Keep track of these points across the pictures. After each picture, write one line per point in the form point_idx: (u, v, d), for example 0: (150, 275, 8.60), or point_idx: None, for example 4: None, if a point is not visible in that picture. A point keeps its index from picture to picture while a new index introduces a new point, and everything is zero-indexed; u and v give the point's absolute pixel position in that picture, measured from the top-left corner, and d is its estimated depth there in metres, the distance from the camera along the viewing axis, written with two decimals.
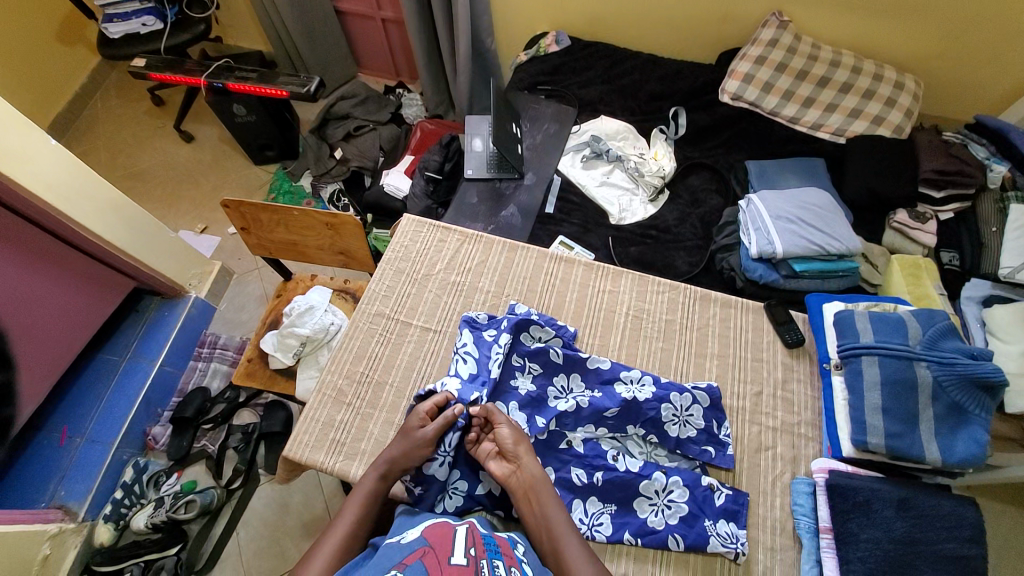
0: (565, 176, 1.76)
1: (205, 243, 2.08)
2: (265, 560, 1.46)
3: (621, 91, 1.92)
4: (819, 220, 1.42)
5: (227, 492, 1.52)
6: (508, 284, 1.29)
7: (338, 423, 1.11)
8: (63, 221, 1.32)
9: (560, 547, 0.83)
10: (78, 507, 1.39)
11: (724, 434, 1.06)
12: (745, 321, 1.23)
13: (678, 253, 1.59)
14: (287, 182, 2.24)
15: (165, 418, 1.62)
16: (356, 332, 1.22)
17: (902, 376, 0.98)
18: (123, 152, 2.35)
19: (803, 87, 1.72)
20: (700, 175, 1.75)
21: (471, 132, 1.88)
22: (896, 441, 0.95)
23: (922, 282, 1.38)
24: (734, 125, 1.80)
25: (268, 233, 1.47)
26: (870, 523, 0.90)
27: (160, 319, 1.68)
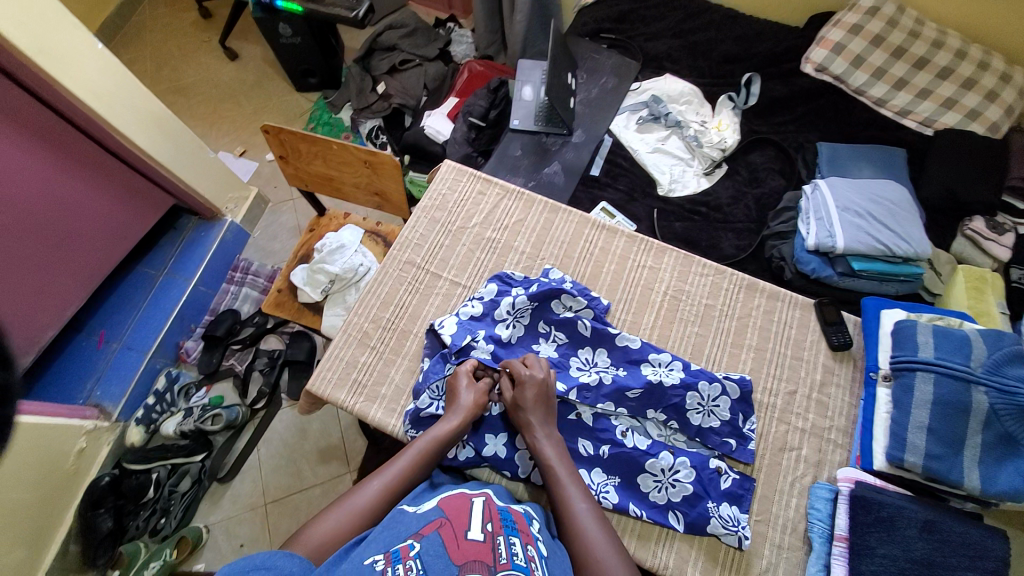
0: (617, 137, 1.65)
1: (243, 167, 2.07)
2: (282, 477, 1.55)
3: (691, 48, 1.75)
4: (889, 217, 1.30)
5: (251, 411, 1.60)
6: (545, 246, 1.25)
7: (360, 364, 1.12)
8: (105, 127, 1.30)
9: (556, 487, 0.86)
10: (113, 408, 1.48)
11: (748, 428, 1.03)
12: (791, 316, 1.16)
13: (725, 234, 1.49)
14: (327, 113, 2.19)
15: (197, 333, 1.69)
16: (386, 277, 1.21)
17: (957, 399, 0.92)
18: (169, 63, 2.32)
19: (897, 66, 1.54)
20: (764, 153, 1.61)
21: (522, 79, 1.77)
22: (935, 463, 0.90)
23: (984, 298, 1.26)
24: (811, 101, 1.64)
25: (306, 164, 1.44)
26: (889, 539, 0.87)
27: (196, 238, 1.71)
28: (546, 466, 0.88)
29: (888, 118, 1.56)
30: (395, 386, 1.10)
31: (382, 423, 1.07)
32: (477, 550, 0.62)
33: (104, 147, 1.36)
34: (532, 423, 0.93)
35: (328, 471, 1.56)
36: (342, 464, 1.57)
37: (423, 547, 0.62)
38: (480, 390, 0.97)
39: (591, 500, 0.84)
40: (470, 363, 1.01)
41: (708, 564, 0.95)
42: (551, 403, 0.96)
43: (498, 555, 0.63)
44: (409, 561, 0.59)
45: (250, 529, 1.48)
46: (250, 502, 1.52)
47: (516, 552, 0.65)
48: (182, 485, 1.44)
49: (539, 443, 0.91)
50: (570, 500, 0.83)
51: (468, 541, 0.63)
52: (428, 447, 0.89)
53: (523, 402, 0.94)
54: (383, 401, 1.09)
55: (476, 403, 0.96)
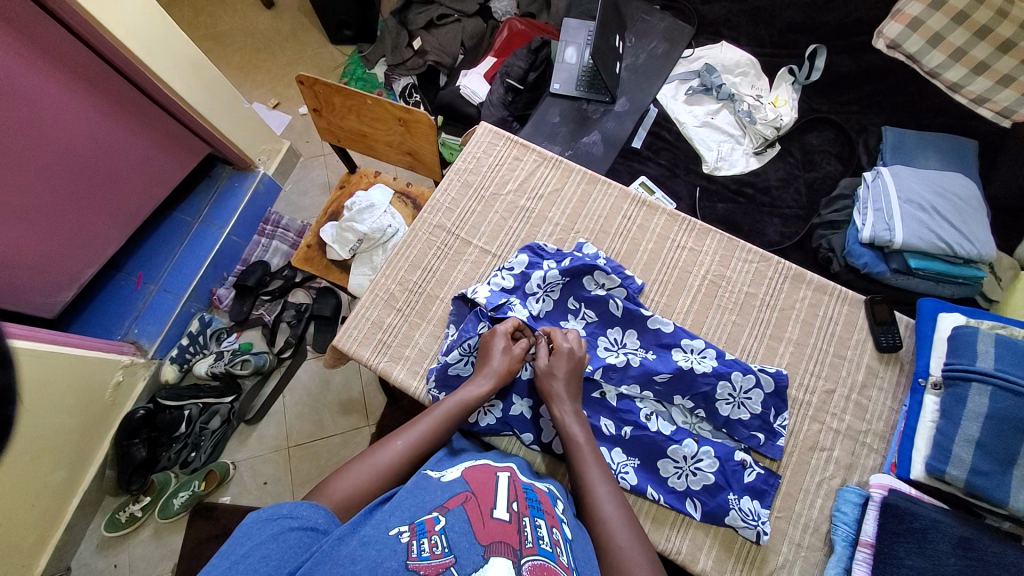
0: (663, 108, 1.55)
1: (276, 119, 2.05)
2: (304, 426, 1.59)
3: (752, 14, 1.61)
4: (958, 213, 1.19)
5: (278, 359, 1.63)
6: (580, 219, 1.19)
7: (386, 325, 1.12)
8: (142, 70, 1.28)
9: (579, 467, 0.84)
10: (149, 345, 1.54)
11: (779, 424, 0.99)
12: (837, 312, 1.09)
13: (771, 219, 1.41)
14: (361, 68, 2.12)
15: (229, 282, 1.71)
16: (415, 239, 1.19)
17: (1014, 414, 0.85)
18: (207, 9, 2.28)
19: (979, 48, 1.38)
20: (822, 134, 1.49)
21: (566, 40, 1.67)
22: (980, 480, 0.85)
23: None
24: (882, 79, 1.49)
25: (340, 119, 1.40)
26: (919, 552, 0.84)
27: (230, 188, 1.72)
28: (571, 447, 0.86)
29: (962, 105, 1.43)
30: (418, 349, 1.10)
31: (405, 384, 1.07)
32: (503, 530, 0.61)
33: (141, 91, 1.34)
34: (560, 397, 0.91)
35: (348, 422, 1.60)
36: (362, 417, 1.60)
37: (449, 523, 0.61)
38: (513, 355, 0.95)
39: (613, 485, 0.82)
40: (511, 322, 0.99)
41: (722, 554, 0.93)
42: (580, 379, 0.94)
43: (524, 538, 0.62)
44: (434, 536, 0.59)
45: (274, 468, 1.54)
46: (275, 444, 1.57)
47: (541, 536, 0.64)
48: (212, 424, 1.50)
49: (562, 421, 0.88)
50: (593, 484, 0.81)
51: (493, 521, 0.62)
52: (451, 412, 0.87)
53: (552, 378, 0.92)
54: (407, 363, 1.09)
55: (507, 369, 0.93)
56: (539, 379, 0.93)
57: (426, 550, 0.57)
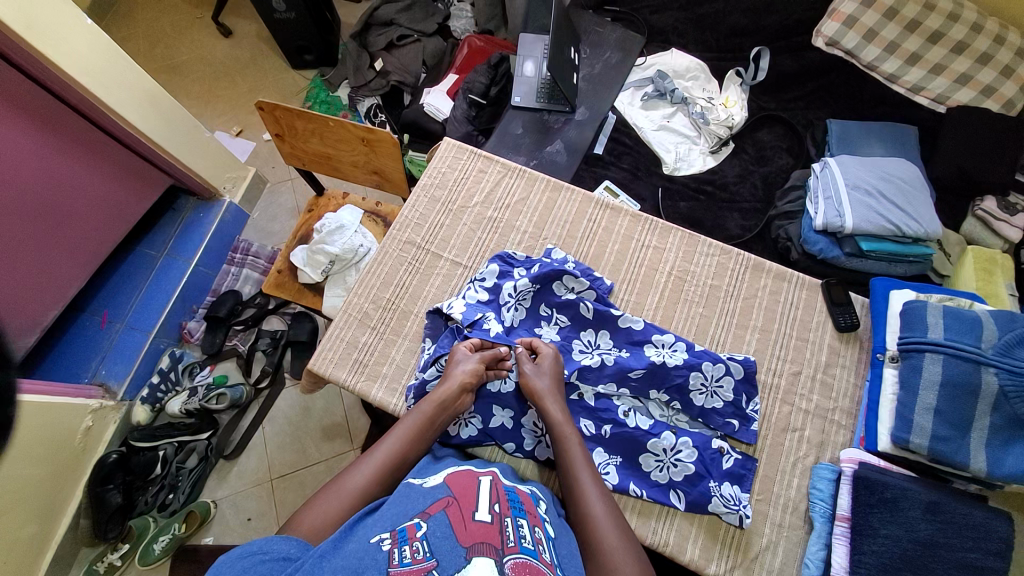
0: (621, 114, 1.61)
1: (241, 147, 2.03)
2: (287, 455, 1.56)
3: (698, 21, 1.69)
4: (900, 196, 1.27)
5: (255, 390, 1.60)
6: (547, 225, 1.22)
7: (361, 344, 1.11)
8: (98, 106, 1.27)
9: (568, 471, 0.84)
10: (118, 387, 1.48)
11: (751, 409, 1.02)
12: (797, 297, 1.14)
13: (731, 214, 1.47)
14: (324, 92, 2.14)
15: (199, 314, 1.68)
16: (386, 257, 1.19)
17: (965, 380, 0.91)
18: (162, 41, 2.26)
19: (910, 40, 1.48)
20: (772, 130, 1.57)
21: (523, 54, 1.72)
22: (941, 445, 0.89)
23: (993, 279, 1.22)
24: (822, 76, 1.59)
25: (303, 142, 1.41)
26: (892, 520, 0.87)
27: (195, 219, 1.70)
28: (560, 451, 0.86)
29: (900, 94, 1.52)
30: (396, 366, 1.09)
31: (384, 403, 1.07)
32: (485, 532, 0.62)
33: (99, 126, 1.33)
34: (546, 393, 0.91)
35: (332, 448, 1.57)
36: (346, 442, 1.58)
37: (431, 528, 0.61)
38: (479, 362, 0.96)
39: (602, 489, 0.82)
40: (467, 344, 1.00)
41: (709, 542, 0.95)
42: (561, 382, 0.96)
43: (506, 537, 0.63)
44: (415, 543, 0.59)
45: (257, 503, 1.50)
46: (257, 477, 1.54)
47: (523, 534, 0.65)
48: (189, 462, 1.45)
49: (556, 420, 0.89)
50: (584, 488, 0.81)
51: (475, 523, 0.63)
52: (421, 424, 0.88)
53: (533, 383, 0.92)
54: (385, 381, 1.08)
55: (475, 377, 0.94)
56: (524, 382, 0.93)
57: (407, 556, 0.58)
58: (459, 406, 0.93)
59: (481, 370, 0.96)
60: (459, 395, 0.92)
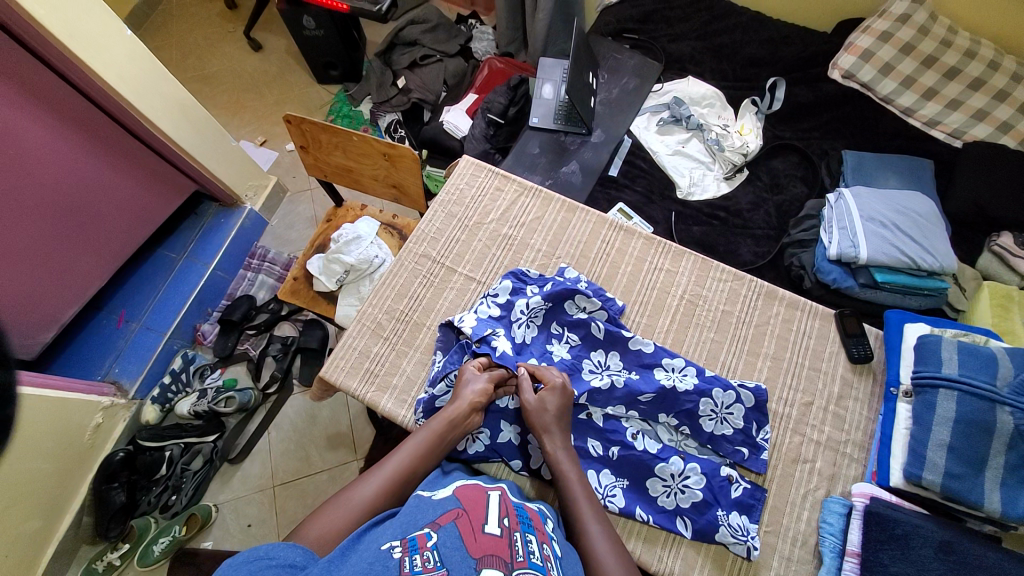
0: (636, 138, 1.64)
1: (264, 156, 2.09)
2: (290, 462, 1.56)
3: (715, 51, 1.73)
4: (916, 229, 1.27)
5: (264, 395, 1.61)
6: (561, 245, 1.24)
7: (373, 354, 1.13)
8: (132, 113, 1.33)
9: (570, 502, 0.84)
10: (130, 386, 1.51)
11: (761, 438, 1.01)
12: (810, 326, 1.14)
13: (744, 241, 1.47)
14: (347, 106, 2.20)
15: (214, 317, 1.71)
16: (401, 269, 1.21)
17: (980, 417, 0.89)
18: (195, 53, 2.35)
19: (927, 75, 1.50)
20: (787, 159, 1.59)
21: (543, 77, 1.76)
22: (955, 483, 0.88)
23: (1010, 316, 1.20)
24: (837, 108, 1.61)
25: (326, 154, 1.45)
26: (904, 559, 0.85)
27: (217, 224, 1.74)
28: (562, 482, 0.86)
29: (917, 127, 1.54)
30: (406, 378, 1.10)
31: (393, 414, 1.07)
32: (495, 545, 0.62)
33: (132, 133, 1.39)
34: (549, 431, 0.91)
35: (336, 457, 1.57)
36: (350, 452, 1.58)
37: (441, 539, 0.62)
38: (487, 382, 0.96)
39: (604, 520, 0.82)
40: (478, 361, 1.00)
41: (714, 573, 0.93)
42: (568, 413, 0.94)
43: (515, 551, 0.63)
44: (426, 553, 0.59)
45: (258, 510, 1.50)
46: (259, 483, 1.54)
47: (532, 550, 0.65)
48: (194, 464, 1.47)
49: (556, 456, 0.88)
50: (585, 519, 0.81)
51: (485, 535, 0.63)
52: (430, 441, 0.88)
53: (535, 413, 0.92)
54: (394, 392, 1.09)
55: (484, 398, 0.94)
56: (529, 414, 0.92)
57: (418, 565, 0.58)
58: (470, 424, 0.93)
59: (489, 391, 0.96)
60: (468, 414, 0.93)
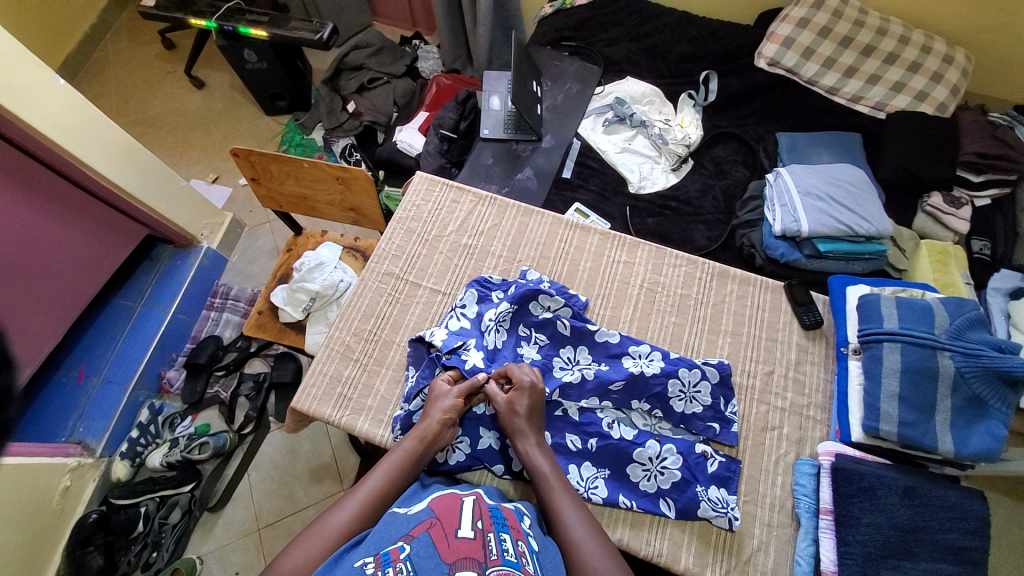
0: (585, 140, 1.70)
1: (217, 193, 2.06)
2: (275, 501, 1.52)
3: (649, 50, 1.81)
4: (850, 198, 1.35)
5: (239, 436, 1.57)
6: (521, 249, 1.26)
7: (345, 378, 1.12)
8: (73, 162, 1.29)
9: (549, 496, 0.85)
10: (96, 444, 1.44)
11: (730, 411, 1.05)
12: (763, 300, 1.20)
13: (697, 227, 1.54)
14: (298, 135, 2.19)
15: (179, 362, 1.66)
16: (365, 290, 1.21)
17: (924, 365, 0.95)
18: (135, 96, 2.30)
19: (846, 55, 1.61)
20: (727, 146, 1.67)
21: (489, 90, 1.80)
22: (909, 430, 0.93)
23: (949, 269, 1.31)
24: (767, 94, 1.70)
25: (278, 185, 1.44)
26: (873, 508, 0.90)
27: (173, 267, 1.70)
28: (539, 478, 0.87)
29: (842, 105, 1.63)
30: (380, 398, 1.10)
31: (370, 435, 1.07)
32: (468, 548, 0.63)
33: (75, 182, 1.35)
34: (524, 429, 0.93)
35: (322, 490, 1.54)
36: (336, 483, 1.55)
37: (413, 549, 0.63)
38: (458, 397, 0.96)
39: (584, 510, 0.84)
40: (447, 374, 1.01)
41: (701, 548, 0.96)
42: (540, 406, 0.95)
43: (488, 551, 0.64)
44: (399, 564, 0.60)
45: (245, 556, 1.45)
46: (244, 528, 1.49)
47: (506, 548, 0.67)
48: (172, 518, 1.39)
49: (532, 453, 0.90)
50: (564, 512, 0.83)
51: (458, 540, 0.64)
52: (403, 461, 0.89)
53: (510, 412, 0.93)
54: (370, 414, 1.08)
55: (454, 413, 0.95)
56: (501, 418, 0.94)
57: None
58: (444, 438, 0.94)
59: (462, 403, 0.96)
60: (440, 428, 0.93)
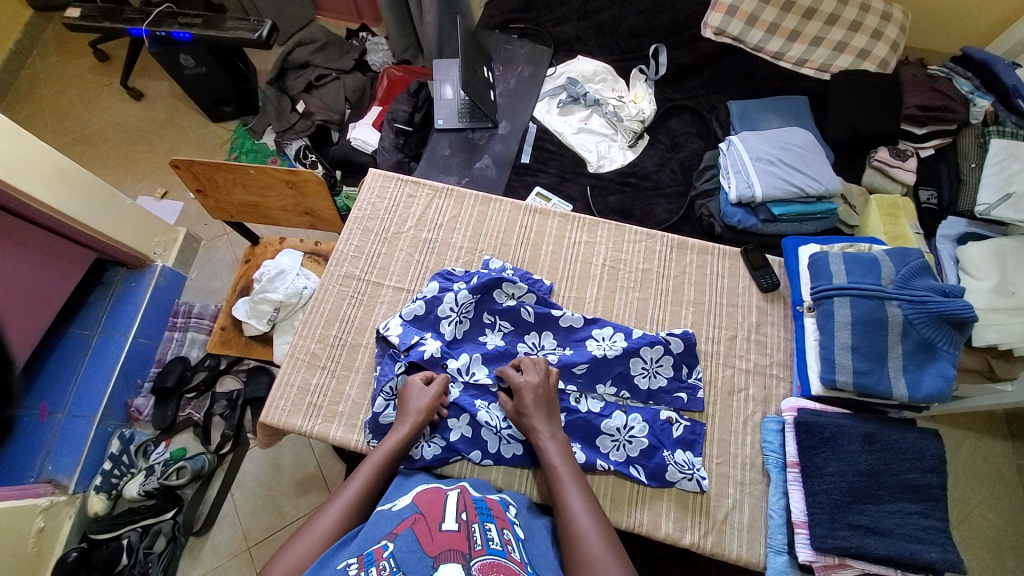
0: (541, 123, 1.69)
1: (167, 208, 1.97)
2: (262, 517, 1.50)
3: (598, 28, 1.80)
4: (800, 161, 1.38)
5: (218, 456, 1.52)
6: (482, 239, 1.26)
7: (313, 387, 1.10)
8: (5, 190, 1.21)
9: (558, 488, 0.85)
10: (68, 480, 1.40)
11: (695, 378, 1.09)
12: (722, 267, 1.23)
13: (657, 201, 1.56)
14: (248, 140, 2.11)
15: (145, 389, 1.60)
16: (327, 294, 1.19)
17: (873, 315, 0.99)
18: (70, 113, 2.17)
19: (788, 19, 1.63)
20: (681, 119, 1.68)
21: (441, 79, 1.76)
22: (863, 379, 0.98)
23: (898, 222, 1.35)
24: (717, 63, 1.72)
25: (227, 195, 1.39)
26: (836, 457, 0.94)
27: (128, 290, 1.62)
28: (549, 471, 0.87)
29: (789, 69, 1.66)
30: (352, 403, 1.09)
31: (345, 441, 1.06)
32: (451, 540, 0.64)
33: (8, 210, 1.27)
34: (535, 418, 0.93)
35: (310, 501, 1.52)
36: (323, 492, 1.53)
37: (397, 546, 0.63)
38: (433, 394, 0.96)
39: (590, 498, 0.83)
40: (420, 373, 1.00)
41: (679, 512, 0.99)
42: (552, 400, 0.95)
43: (473, 542, 0.65)
44: (382, 562, 0.60)
45: None
46: (233, 548, 1.46)
47: (491, 537, 0.68)
48: (156, 546, 1.36)
49: (545, 444, 0.90)
50: (569, 502, 0.82)
51: (442, 533, 0.65)
52: (383, 459, 0.88)
53: (524, 405, 0.94)
54: (343, 419, 1.07)
55: (427, 408, 0.94)
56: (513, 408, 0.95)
57: None
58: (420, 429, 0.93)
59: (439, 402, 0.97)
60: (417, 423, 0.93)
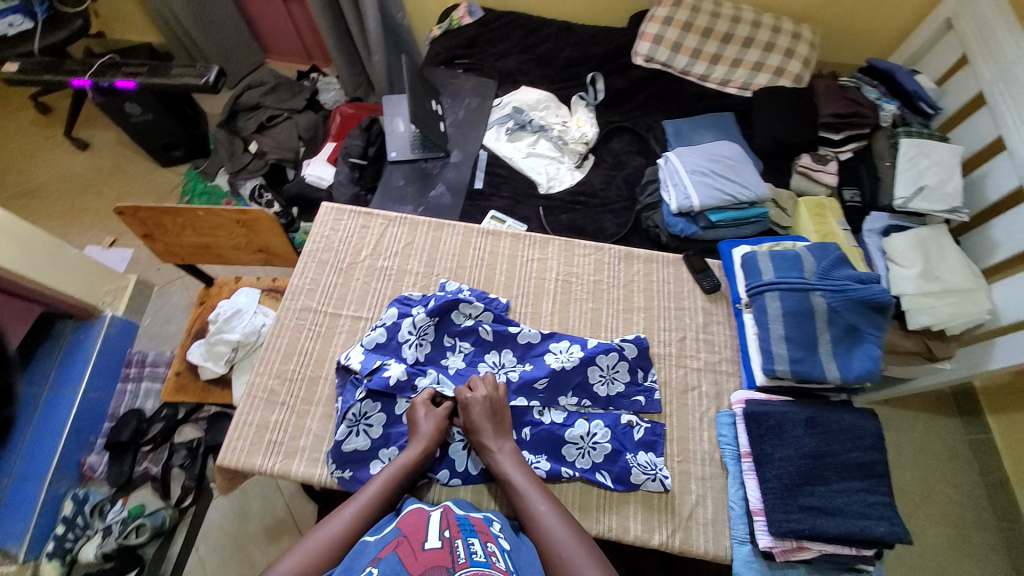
0: (491, 150, 1.76)
1: (116, 256, 1.92)
2: (232, 568, 1.43)
3: (538, 60, 1.91)
4: (729, 171, 1.49)
5: (180, 510, 1.40)
6: (437, 263, 1.29)
7: (273, 424, 1.08)
8: None
9: (519, 497, 0.89)
10: (18, 548, 1.31)
11: (650, 380, 1.14)
12: (667, 274, 1.29)
13: (606, 216, 1.64)
14: (201, 182, 2.09)
15: (99, 445, 1.52)
16: (284, 328, 1.18)
17: (803, 307, 1.07)
18: (10, 167, 2.10)
19: (709, 44, 1.78)
20: (622, 138, 1.79)
21: (392, 113, 1.82)
22: (800, 367, 1.04)
23: (826, 221, 1.47)
24: (649, 86, 1.85)
25: (177, 237, 1.38)
26: (783, 443, 0.99)
27: (77, 343, 1.55)
28: (507, 485, 0.91)
29: (714, 89, 1.80)
30: (313, 436, 1.07)
31: (308, 476, 1.04)
32: (435, 557, 0.66)
33: None
34: (484, 432, 0.96)
35: (281, 547, 1.46)
36: (295, 535, 1.47)
37: (381, 570, 0.64)
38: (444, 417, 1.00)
39: (552, 501, 0.88)
40: (428, 392, 1.03)
41: (646, 514, 1.01)
42: (499, 412, 0.99)
43: (456, 556, 0.66)
44: None
45: None
46: None
47: (474, 551, 0.69)
48: None
49: (498, 458, 0.94)
50: (535, 507, 0.87)
51: (425, 551, 0.67)
52: (397, 474, 0.92)
53: (472, 421, 0.97)
54: (305, 454, 1.05)
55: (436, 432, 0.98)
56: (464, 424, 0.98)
57: None
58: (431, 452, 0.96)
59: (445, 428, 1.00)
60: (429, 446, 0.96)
